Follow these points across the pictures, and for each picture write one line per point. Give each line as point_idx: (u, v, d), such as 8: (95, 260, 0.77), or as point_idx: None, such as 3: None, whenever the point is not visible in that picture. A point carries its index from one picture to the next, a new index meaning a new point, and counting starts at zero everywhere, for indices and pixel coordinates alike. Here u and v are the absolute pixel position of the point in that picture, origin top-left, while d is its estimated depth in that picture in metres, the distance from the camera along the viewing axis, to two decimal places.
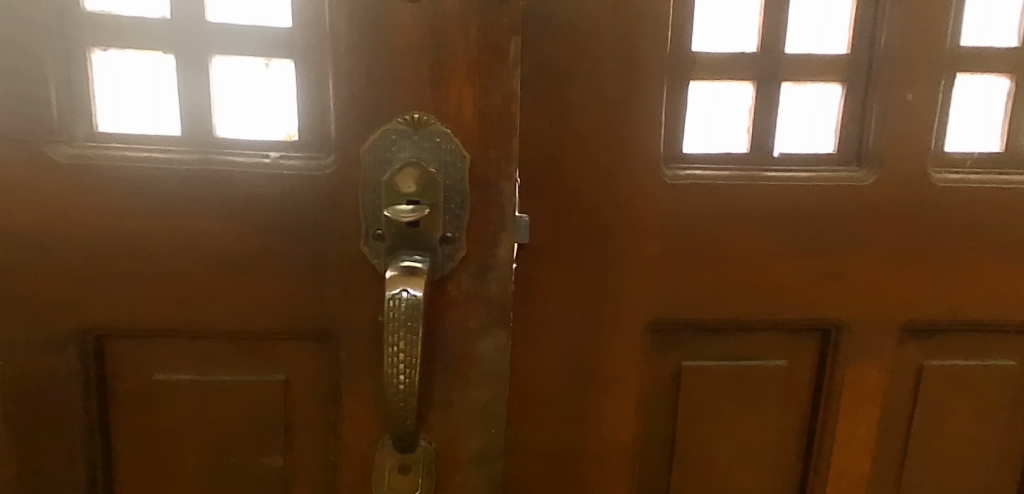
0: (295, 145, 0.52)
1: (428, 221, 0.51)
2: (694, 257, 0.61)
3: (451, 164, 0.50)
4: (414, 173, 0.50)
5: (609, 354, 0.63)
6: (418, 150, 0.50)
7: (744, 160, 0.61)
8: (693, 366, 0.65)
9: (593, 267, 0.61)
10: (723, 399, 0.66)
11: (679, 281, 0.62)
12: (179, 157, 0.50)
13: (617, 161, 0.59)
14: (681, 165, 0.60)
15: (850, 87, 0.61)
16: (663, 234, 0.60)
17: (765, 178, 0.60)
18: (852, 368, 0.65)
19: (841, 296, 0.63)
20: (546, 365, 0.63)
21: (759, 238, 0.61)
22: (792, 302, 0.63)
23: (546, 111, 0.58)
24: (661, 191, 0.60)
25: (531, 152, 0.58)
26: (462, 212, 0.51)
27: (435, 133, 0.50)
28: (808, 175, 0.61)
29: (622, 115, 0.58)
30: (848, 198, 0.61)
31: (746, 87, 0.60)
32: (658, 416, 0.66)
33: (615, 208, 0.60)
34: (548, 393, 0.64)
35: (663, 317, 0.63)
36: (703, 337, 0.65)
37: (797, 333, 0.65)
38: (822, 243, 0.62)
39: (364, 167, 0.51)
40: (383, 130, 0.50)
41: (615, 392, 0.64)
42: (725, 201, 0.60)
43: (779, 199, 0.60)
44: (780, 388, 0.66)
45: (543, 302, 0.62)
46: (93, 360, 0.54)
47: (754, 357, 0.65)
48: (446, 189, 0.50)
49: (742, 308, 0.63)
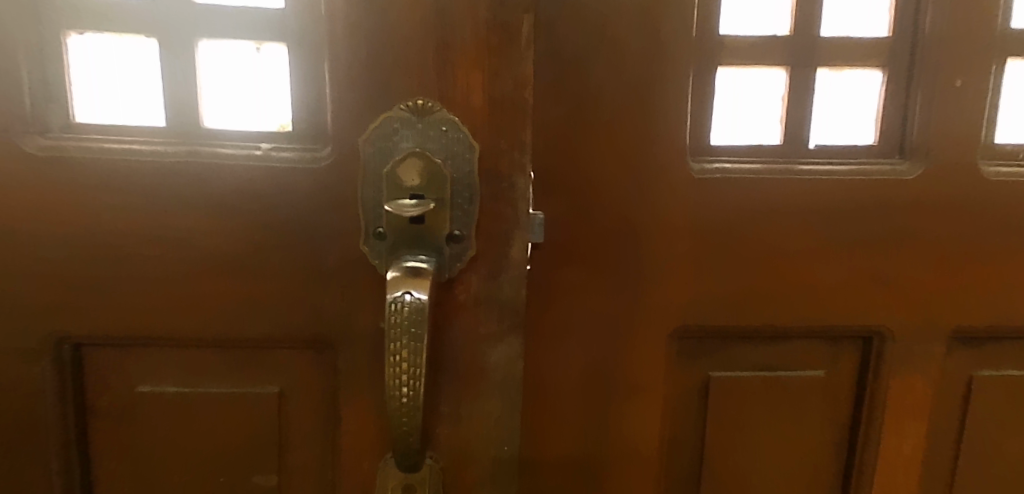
0: (290, 136, 0.48)
1: (433, 218, 0.46)
2: (722, 259, 0.56)
3: (459, 155, 0.46)
4: (417, 165, 0.45)
5: (632, 363, 0.58)
6: (421, 140, 0.46)
7: (777, 153, 0.56)
8: (723, 376, 0.60)
9: (614, 269, 0.56)
10: (756, 413, 0.60)
11: (708, 285, 0.57)
12: (162, 150, 0.46)
13: (639, 154, 0.54)
14: (709, 158, 0.55)
15: (892, 73, 0.56)
16: (690, 233, 0.56)
17: (801, 171, 0.55)
18: (897, 378, 0.60)
19: (884, 300, 0.58)
20: (564, 376, 0.58)
21: (795, 238, 0.56)
22: (829, 307, 0.58)
23: (561, 100, 0.53)
24: (687, 186, 0.55)
25: (545, 144, 0.54)
26: (471, 207, 0.47)
27: (441, 121, 0.45)
28: (847, 168, 0.56)
29: (644, 104, 0.53)
30: (891, 193, 0.56)
31: (778, 73, 0.55)
32: (685, 431, 0.61)
33: (638, 205, 0.55)
34: (566, 405, 0.59)
35: (690, 324, 0.58)
36: (733, 346, 0.60)
37: (835, 341, 0.60)
38: (863, 243, 0.57)
39: (363, 159, 0.46)
40: (384, 118, 0.46)
41: (638, 405, 0.59)
42: (757, 197, 0.55)
43: (817, 195, 0.55)
44: (817, 400, 0.61)
45: (559, 308, 0.57)
46: (71, 371, 0.50)
47: (789, 367, 0.60)
48: (454, 182, 0.46)
49: (775, 315, 0.58)
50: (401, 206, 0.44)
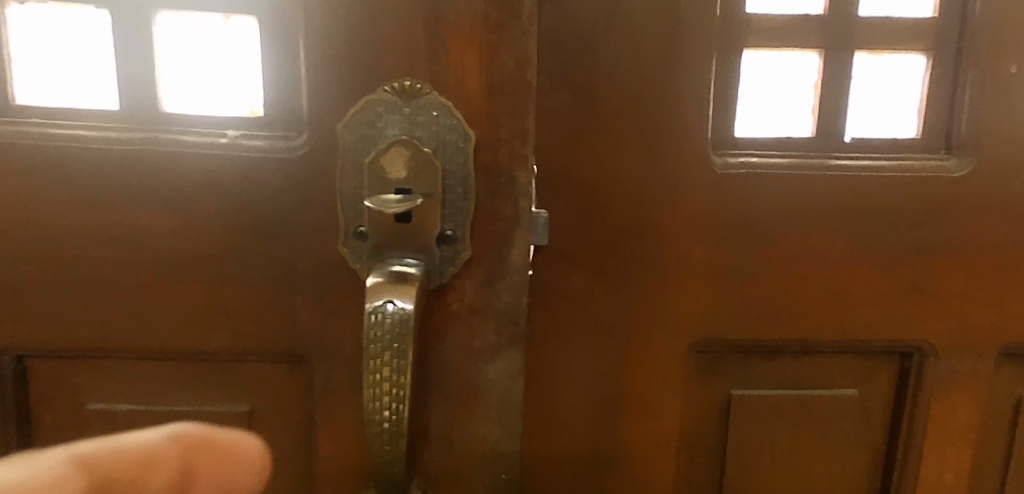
0: (261, 123, 0.42)
1: (421, 215, 0.40)
2: (747, 265, 0.50)
3: (452, 144, 0.40)
4: (404, 154, 0.40)
5: (644, 380, 0.52)
6: (408, 126, 0.40)
7: (809, 146, 0.50)
8: (745, 393, 0.54)
9: (624, 275, 0.51)
10: (781, 435, 0.55)
11: (730, 293, 0.51)
12: (114, 136, 0.41)
13: (654, 146, 0.48)
14: (733, 152, 0.50)
15: (938, 58, 0.50)
16: (710, 236, 0.50)
17: (836, 167, 0.49)
18: (939, 399, 0.54)
19: (925, 312, 0.52)
20: (567, 394, 0.52)
21: (826, 243, 0.50)
22: (865, 318, 0.52)
23: (568, 86, 0.48)
24: (708, 183, 0.49)
25: (550, 135, 0.48)
26: (465, 204, 0.41)
27: (432, 104, 0.40)
28: (886, 163, 0.50)
29: (661, 90, 0.48)
30: (937, 192, 0.50)
31: (810, 56, 0.49)
32: (703, 455, 0.55)
33: (653, 204, 0.49)
34: (571, 426, 0.53)
35: (710, 337, 0.52)
36: (757, 361, 0.54)
37: (870, 356, 0.54)
38: (903, 248, 0.51)
39: (342, 147, 0.41)
40: (366, 102, 0.40)
41: (651, 426, 0.53)
42: (787, 195, 0.49)
43: (853, 194, 0.50)
44: (850, 422, 0.55)
45: (564, 318, 0.51)
46: (13, 386, 0.45)
47: (818, 385, 0.54)
48: (446, 175, 0.40)
49: (805, 327, 0.52)
50: (384, 202, 0.38)
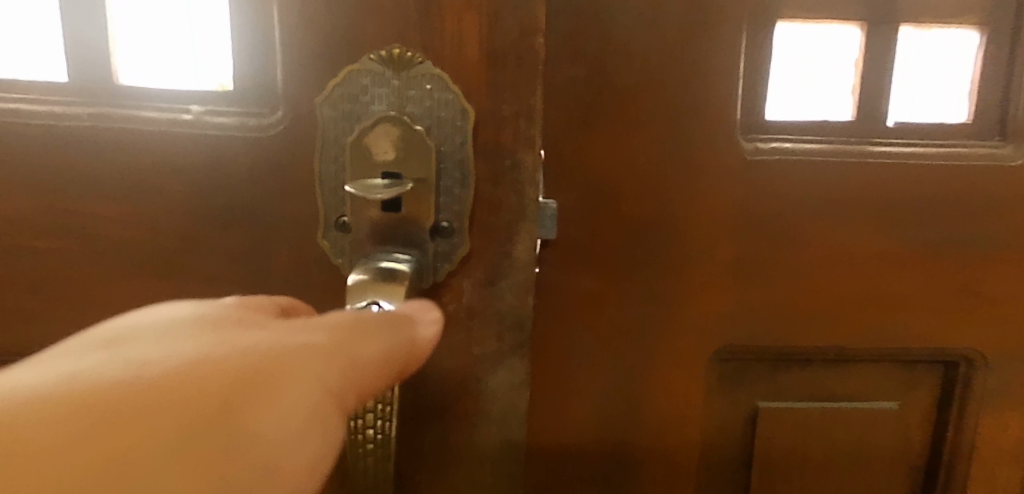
0: (230, 98, 0.37)
1: (411, 203, 0.35)
2: (777, 262, 0.45)
3: (448, 122, 0.35)
4: (393, 132, 0.34)
5: (663, 391, 0.47)
6: (397, 100, 0.34)
7: (847, 131, 0.45)
8: (774, 406, 0.48)
9: (641, 274, 0.45)
10: (811, 452, 0.49)
11: (758, 294, 0.46)
12: (59, 111, 0.36)
13: (676, 129, 0.43)
14: (763, 137, 0.44)
15: (993, 33, 0.45)
16: (737, 231, 0.45)
17: (878, 154, 0.44)
18: (986, 413, 0.49)
19: (974, 317, 0.47)
20: (576, 406, 0.47)
21: (867, 238, 0.45)
22: (908, 323, 0.47)
23: (579, 61, 0.42)
24: (736, 170, 0.44)
25: (559, 117, 0.43)
26: (463, 192, 0.36)
27: (424, 75, 0.34)
28: (934, 150, 0.45)
29: (684, 66, 0.42)
30: (991, 183, 0.44)
31: (850, 30, 0.44)
32: (726, 473, 0.50)
33: (674, 193, 0.44)
34: (580, 441, 0.48)
35: (736, 343, 0.47)
36: (786, 370, 0.48)
37: (911, 366, 0.49)
38: (951, 245, 0.46)
39: (321, 125, 0.35)
40: (349, 72, 0.35)
41: (669, 441, 0.48)
42: (824, 184, 0.44)
43: (897, 184, 0.44)
44: (888, 438, 0.50)
45: (574, 321, 0.46)
46: None
47: (853, 397, 0.49)
48: (440, 158, 0.35)
49: (841, 332, 0.47)
50: (368, 188, 0.32)
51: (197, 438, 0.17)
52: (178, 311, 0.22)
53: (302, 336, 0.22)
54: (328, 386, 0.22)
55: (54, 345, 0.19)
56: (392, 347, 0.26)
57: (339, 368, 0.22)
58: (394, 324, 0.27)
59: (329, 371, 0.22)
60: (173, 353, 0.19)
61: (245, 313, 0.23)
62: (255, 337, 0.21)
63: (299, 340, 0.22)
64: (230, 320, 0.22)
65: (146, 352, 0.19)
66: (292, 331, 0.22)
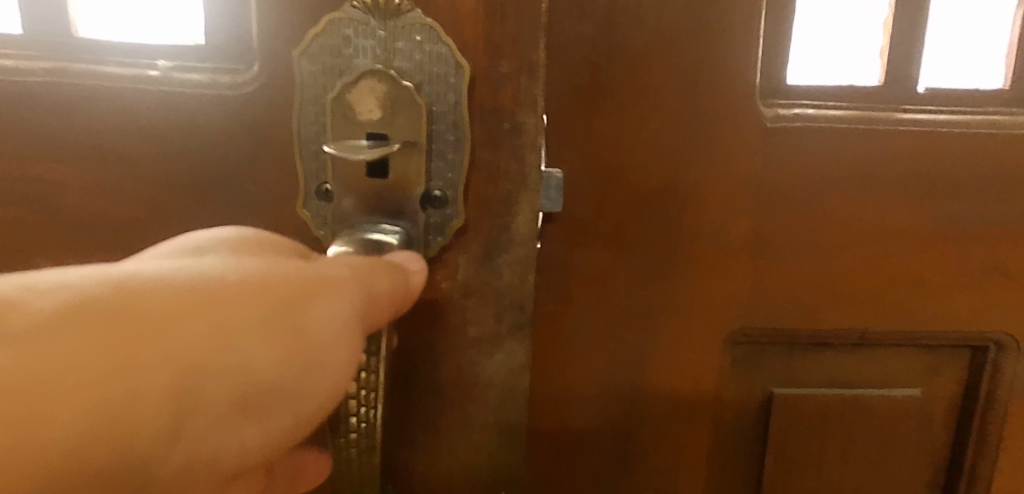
0: (202, 53, 0.34)
1: (399, 167, 0.32)
2: (798, 238, 0.42)
3: (442, 77, 0.31)
4: (378, 88, 0.31)
5: (672, 375, 0.44)
6: (384, 53, 0.31)
7: (875, 97, 0.41)
8: (790, 393, 0.45)
9: (650, 250, 0.42)
10: (829, 442, 0.46)
11: (775, 273, 0.43)
12: (11, 65, 0.33)
13: (690, 94, 0.40)
14: (783, 102, 0.41)
15: None
16: (753, 204, 0.41)
17: (905, 121, 0.41)
18: (1017, 403, 0.46)
19: (1006, 298, 0.44)
20: (580, 392, 0.44)
21: (894, 213, 0.42)
22: (935, 305, 0.44)
23: (586, 18, 0.39)
24: (755, 139, 0.40)
25: (564, 80, 0.40)
26: (457, 158, 0.32)
27: (414, 25, 0.31)
28: (967, 118, 0.41)
29: (701, 24, 0.39)
30: None
31: None
32: (738, 463, 0.47)
33: (686, 164, 0.41)
34: (585, 430, 0.45)
35: (751, 325, 0.43)
36: (804, 354, 0.45)
37: (937, 350, 0.46)
38: (982, 222, 0.42)
39: (300, 80, 0.32)
40: (330, 22, 0.31)
41: (678, 431, 0.45)
42: (850, 155, 0.41)
43: (927, 154, 0.41)
44: (911, 427, 0.47)
45: (578, 301, 0.43)
46: None
47: (874, 383, 0.46)
48: (433, 117, 0.32)
49: (864, 314, 0.44)
50: (353, 151, 0.29)
51: (264, 338, 0.22)
52: (242, 232, 0.26)
53: (326, 268, 0.25)
54: (352, 310, 0.25)
55: (155, 252, 0.23)
56: (401, 291, 0.28)
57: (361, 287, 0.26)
58: (400, 268, 0.29)
59: (350, 291, 0.25)
60: (240, 263, 0.23)
61: (286, 244, 0.27)
62: (299, 263, 0.24)
63: (332, 268, 0.25)
64: (277, 248, 0.26)
65: (221, 262, 0.23)
66: (326, 262, 0.26)
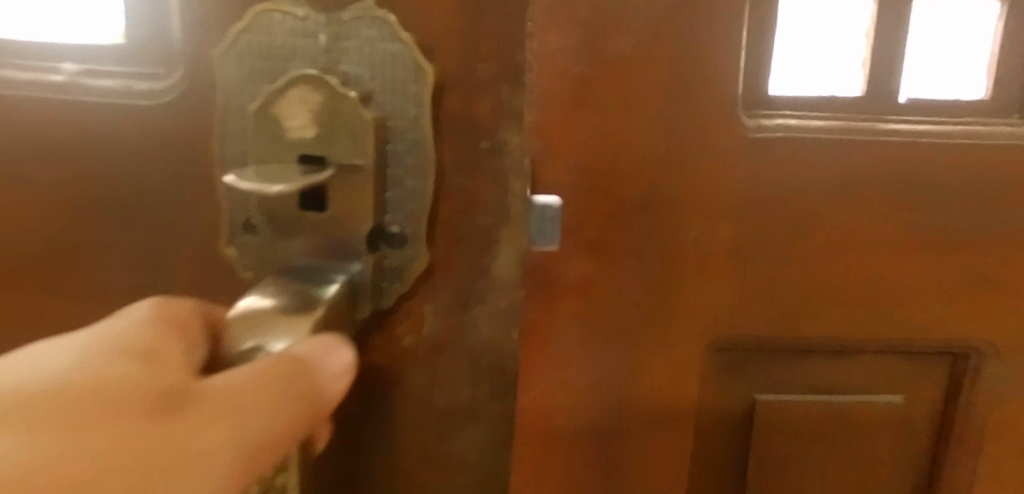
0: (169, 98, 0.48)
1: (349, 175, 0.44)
2: (779, 247, 0.42)
3: (388, 82, 0.45)
4: (312, 96, 0.43)
5: (655, 381, 0.45)
6: (326, 64, 0.45)
7: (857, 107, 0.42)
8: (774, 398, 0.46)
9: (633, 258, 0.43)
10: (811, 451, 0.47)
11: (757, 280, 0.43)
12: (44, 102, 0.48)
13: (672, 104, 0.40)
14: (766, 113, 0.42)
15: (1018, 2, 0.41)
16: (736, 212, 0.42)
17: (890, 132, 0.41)
18: (998, 411, 0.46)
19: (987, 307, 0.44)
20: (562, 400, 0.44)
21: (874, 222, 0.42)
22: (917, 313, 0.44)
23: (571, 28, 0.39)
24: (737, 149, 0.41)
25: (548, 90, 0.40)
26: (411, 162, 0.46)
27: (360, 19, 0.44)
28: (950, 128, 0.42)
29: (683, 36, 0.39)
30: (1008, 165, 0.42)
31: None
32: (721, 469, 0.47)
33: (668, 173, 0.41)
34: (567, 436, 0.45)
35: (734, 333, 0.44)
36: (786, 360, 0.46)
37: (919, 358, 0.46)
38: (961, 232, 0.43)
39: (223, 78, 0.46)
40: (256, 16, 0.45)
41: (660, 438, 0.45)
42: (831, 165, 0.41)
43: (909, 165, 0.42)
44: (893, 432, 0.47)
45: (561, 308, 0.43)
46: None
47: (855, 389, 0.47)
48: (382, 126, 0.45)
49: (845, 321, 0.44)
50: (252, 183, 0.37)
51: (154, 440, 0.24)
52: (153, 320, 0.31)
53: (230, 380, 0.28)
54: (258, 413, 0.28)
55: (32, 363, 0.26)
56: (317, 392, 0.32)
57: (309, 385, 0.32)
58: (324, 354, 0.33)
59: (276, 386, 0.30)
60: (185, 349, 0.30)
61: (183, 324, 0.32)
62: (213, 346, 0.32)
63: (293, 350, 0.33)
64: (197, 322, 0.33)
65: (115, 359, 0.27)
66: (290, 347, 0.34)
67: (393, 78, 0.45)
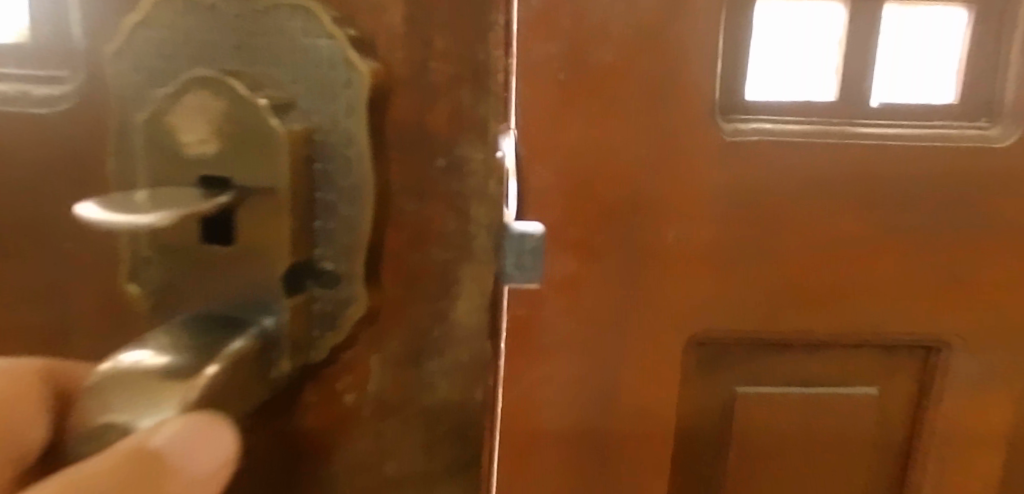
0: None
1: (259, 204, 0.33)
2: (757, 245, 0.44)
3: (317, 92, 0.34)
4: (214, 103, 0.32)
5: (637, 375, 0.46)
6: (238, 62, 0.34)
7: (831, 112, 0.44)
8: (751, 391, 0.48)
9: (615, 257, 0.44)
10: (789, 441, 0.49)
11: (735, 278, 0.45)
12: None
13: (652, 109, 0.42)
14: (743, 117, 0.43)
15: (979, 11, 0.44)
16: (715, 212, 0.44)
17: (862, 135, 0.43)
18: (968, 402, 0.48)
19: (956, 302, 0.46)
20: (547, 394, 0.46)
21: (847, 221, 0.44)
22: (889, 308, 0.46)
23: (553, 35, 0.41)
24: (715, 151, 0.43)
25: (531, 95, 0.42)
26: (349, 209, 0.35)
27: (283, 11, 0.33)
28: (919, 130, 0.44)
29: (663, 45, 0.41)
30: (974, 164, 0.44)
31: (835, 8, 0.44)
32: (703, 460, 0.49)
33: (646, 173, 0.43)
34: (549, 428, 0.46)
35: (714, 328, 0.46)
36: (764, 355, 0.48)
37: (891, 352, 0.48)
38: (931, 230, 0.45)
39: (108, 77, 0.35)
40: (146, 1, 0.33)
41: (645, 428, 0.47)
42: (804, 168, 0.43)
43: (881, 166, 0.43)
44: (867, 423, 0.49)
45: (547, 304, 0.45)
46: None
47: (832, 382, 0.49)
48: (306, 143, 0.34)
49: (821, 316, 0.46)
50: (120, 214, 0.28)
51: None
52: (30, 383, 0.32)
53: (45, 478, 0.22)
54: None
55: None
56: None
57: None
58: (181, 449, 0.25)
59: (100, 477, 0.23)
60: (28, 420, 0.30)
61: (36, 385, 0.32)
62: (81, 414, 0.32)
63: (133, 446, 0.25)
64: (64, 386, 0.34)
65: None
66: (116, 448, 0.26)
67: (308, 81, 0.34)
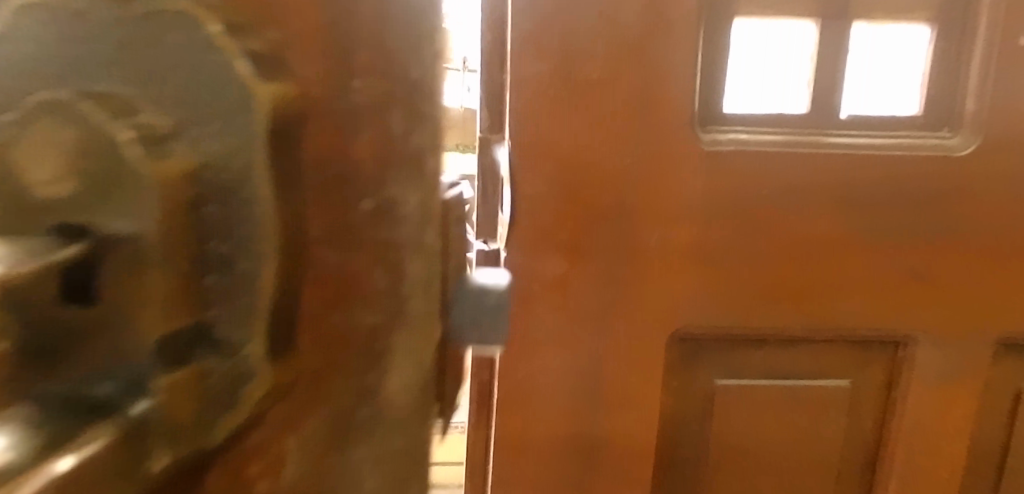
0: None
1: (122, 269, 0.12)
2: (735, 247, 0.48)
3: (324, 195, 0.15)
4: (65, 135, 0.12)
5: (625, 368, 0.50)
6: (106, 65, 0.12)
7: (803, 123, 0.47)
8: (732, 383, 0.51)
9: (603, 258, 0.48)
10: (767, 429, 0.52)
11: (716, 278, 0.48)
12: None
13: (637, 121, 0.45)
14: (721, 128, 0.47)
15: (941, 30, 0.47)
16: (698, 216, 0.47)
17: (833, 144, 0.47)
18: (935, 394, 0.51)
19: (922, 300, 0.50)
20: (540, 384, 0.49)
21: (818, 224, 0.48)
22: (859, 305, 0.49)
23: (545, 53, 0.44)
24: (695, 159, 0.46)
25: (524, 108, 0.45)
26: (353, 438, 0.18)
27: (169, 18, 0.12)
28: (885, 140, 0.47)
29: (647, 62, 0.44)
30: (937, 171, 0.47)
31: (807, 26, 0.47)
32: (686, 446, 0.52)
33: (631, 179, 0.46)
34: (542, 416, 0.50)
35: (696, 325, 0.49)
36: (744, 349, 0.51)
37: (863, 346, 0.52)
38: (899, 233, 0.48)
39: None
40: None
41: (632, 417, 0.50)
42: (778, 175, 0.46)
43: (850, 174, 0.47)
44: (840, 412, 0.53)
45: (540, 302, 0.48)
46: None
47: (807, 375, 0.52)
48: (191, 184, 0.12)
49: (795, 313, 0.49)
50: None
51: None
52: None
53: None
54: None
55: None
56: None
57: None
58: None
59: None
60: None
61: None
62: None
63: None
64: None
65: None
66: None
67: (196, 69, 0.12)
